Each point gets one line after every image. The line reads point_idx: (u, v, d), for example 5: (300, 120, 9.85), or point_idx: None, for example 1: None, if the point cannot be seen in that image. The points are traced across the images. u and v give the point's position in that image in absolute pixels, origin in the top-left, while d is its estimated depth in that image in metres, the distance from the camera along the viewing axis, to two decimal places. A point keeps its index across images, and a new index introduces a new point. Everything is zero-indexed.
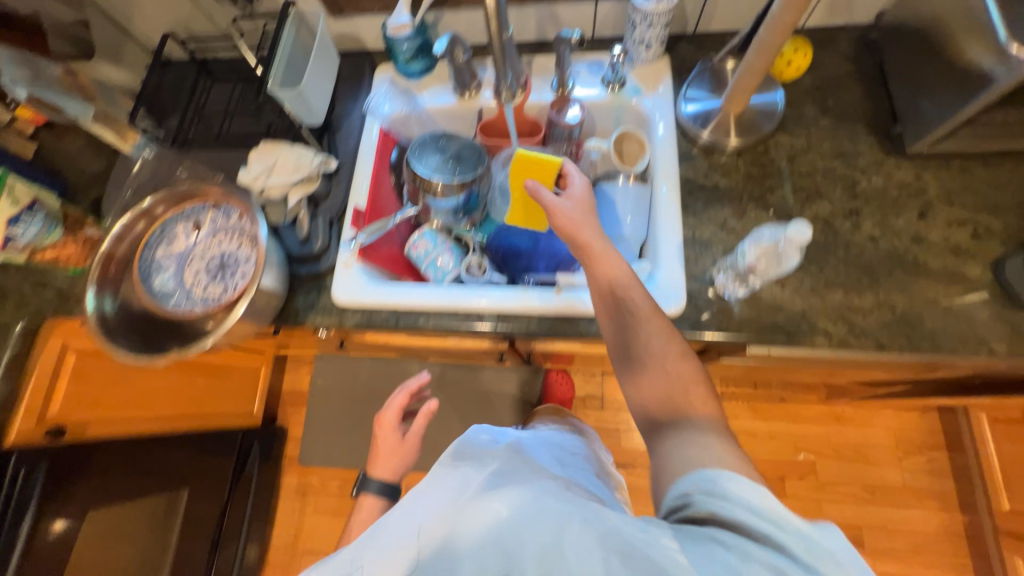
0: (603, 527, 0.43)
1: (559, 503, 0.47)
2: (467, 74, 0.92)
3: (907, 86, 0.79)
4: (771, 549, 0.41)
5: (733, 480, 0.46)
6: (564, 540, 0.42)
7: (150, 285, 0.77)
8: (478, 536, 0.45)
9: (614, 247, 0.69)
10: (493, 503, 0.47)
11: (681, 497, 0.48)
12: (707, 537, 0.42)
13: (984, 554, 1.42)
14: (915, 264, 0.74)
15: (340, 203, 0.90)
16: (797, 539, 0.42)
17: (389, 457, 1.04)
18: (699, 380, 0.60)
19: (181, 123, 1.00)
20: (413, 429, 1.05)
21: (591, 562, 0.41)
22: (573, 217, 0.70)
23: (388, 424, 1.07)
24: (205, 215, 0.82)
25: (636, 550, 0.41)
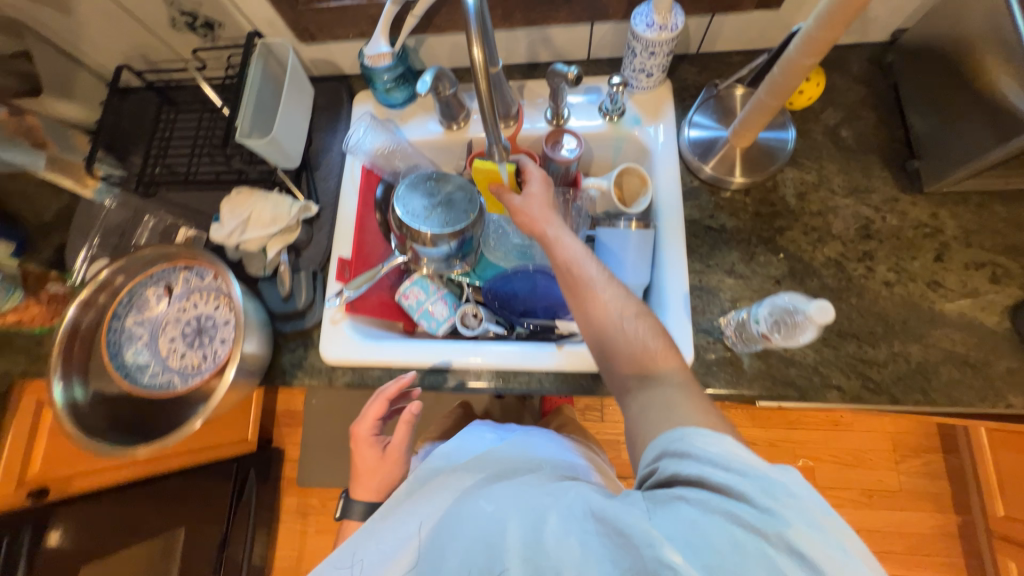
0: (579, 510, 0.46)
1: (541, 494, 0.50)
2: (455, 106, 0.85)
3: (926, 118, 0.74)
4: (737, 501, 0.41)
5: (695, 436, 0.45)
6: (542, 527, 0.45)
7: (119, 359, 0.71)
8: (467, 534, 0.50)
9: (569, 231, 0.63)
10: (481, 505, 0.53)
11: (649, 463, 0.47)
12: (672, 498, 0.43)
13: (977, 553, 1.44)
14: (930, 312, 0.71)
15: (324, 252, 0.84)
16: (762, 486, 0.41)
17: (373, 476, 0.88)
18: (660, 335, 0.56)
19: (145, 162, 0.90)
20: (395, 444, 0.87)
21: (568, 548, 0.43)
22: (532, 214, 0.64)
23: (366, 439, 0.87)
24: (177, 276, 0.75)
25: (613, 530, 0.43)
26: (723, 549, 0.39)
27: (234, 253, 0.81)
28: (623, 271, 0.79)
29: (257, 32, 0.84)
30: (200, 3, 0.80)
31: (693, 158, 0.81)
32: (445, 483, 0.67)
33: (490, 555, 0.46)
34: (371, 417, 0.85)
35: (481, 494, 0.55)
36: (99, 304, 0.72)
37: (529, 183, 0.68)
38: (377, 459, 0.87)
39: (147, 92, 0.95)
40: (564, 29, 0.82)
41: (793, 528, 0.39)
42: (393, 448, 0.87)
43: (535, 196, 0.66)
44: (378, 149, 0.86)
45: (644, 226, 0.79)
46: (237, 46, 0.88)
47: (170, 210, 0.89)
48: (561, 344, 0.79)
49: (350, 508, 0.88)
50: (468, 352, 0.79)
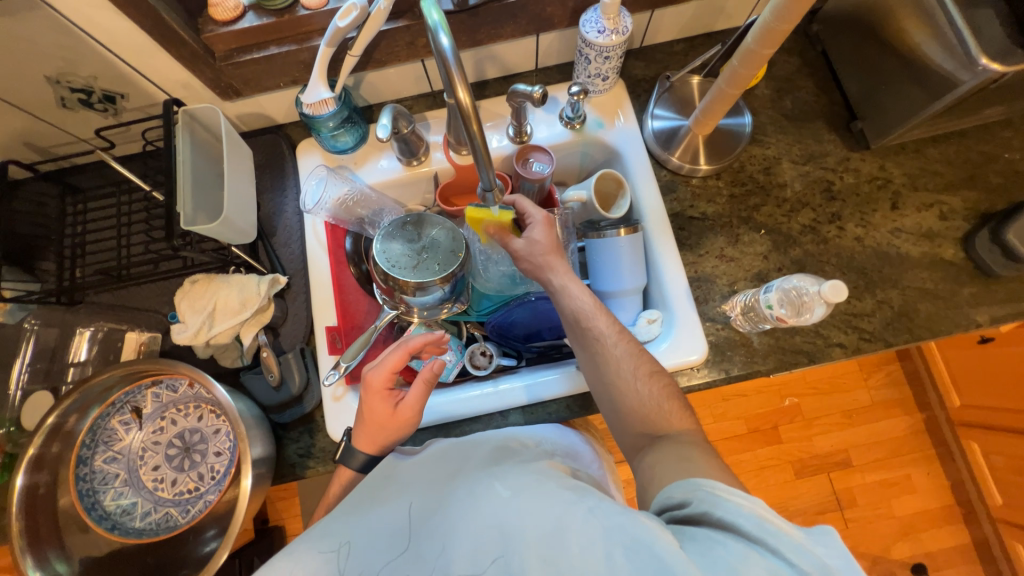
0: (609, 522, 0.44)
1: (566, 496, 0.49)
2: (414, 141, 0.80)
3: (860, 82, 0.80)
4: (775, 560, 0.39)
5: (732, 493, 0.45)
6: (568, 530, 0.44)
7: (99, 509, 0.61)
8: (480, 520, 0.49)
9: (580, 280, 0.68)
10: (498, 491, 0.52)
11: (680, 496, 0.47)
12: (708, 539, 0.41)
13: (944, 441, 1.57)
14: (900, 256, 0.78)
15: (306, 325, 0.77)
16: (805, 559, 0.39)
17: (378, 433, 0.66)
18: (672, 397, 0.60)
19: (61, 267, 0.77)
20: (414, 401, 0.65)
21: (594, 556, 0.42)
22: (536, 262, 0.68)
23: (377, 391, 0.65)
24: (143, 396, 0.66)
25: (644, 549, 0.41)
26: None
27: (204, 351, 0.72)
28: (621, 277, 0.78)
29: (171, 98, 0.74)
30: (94, 76, 0.68)
31: (659, 151, 0.83)
32: (447, 467, 0.62)
33: (505, 547, 0.46)
34: (389, 366, 0.65)
35: (499, 479, 0.54)
36: (55, 452, 0.60)
37: (532, 228, 0.70)
38: (386, 416, 0.65)
39: (43, 184, 0.80)
40: (509, 44, 0.80)
41: None
42: (411, 408, 0.65)
43: (539, 243, 0.69)
44: (338, 201, 0.79)
45: (632, 230, 0.78)
46: (147, 115, 0.77)
47: (108, 316, 0.77)
48: (576, 365, 0.78)
49: (348, 459, 0.67)
50: (488, 395, 0.76)
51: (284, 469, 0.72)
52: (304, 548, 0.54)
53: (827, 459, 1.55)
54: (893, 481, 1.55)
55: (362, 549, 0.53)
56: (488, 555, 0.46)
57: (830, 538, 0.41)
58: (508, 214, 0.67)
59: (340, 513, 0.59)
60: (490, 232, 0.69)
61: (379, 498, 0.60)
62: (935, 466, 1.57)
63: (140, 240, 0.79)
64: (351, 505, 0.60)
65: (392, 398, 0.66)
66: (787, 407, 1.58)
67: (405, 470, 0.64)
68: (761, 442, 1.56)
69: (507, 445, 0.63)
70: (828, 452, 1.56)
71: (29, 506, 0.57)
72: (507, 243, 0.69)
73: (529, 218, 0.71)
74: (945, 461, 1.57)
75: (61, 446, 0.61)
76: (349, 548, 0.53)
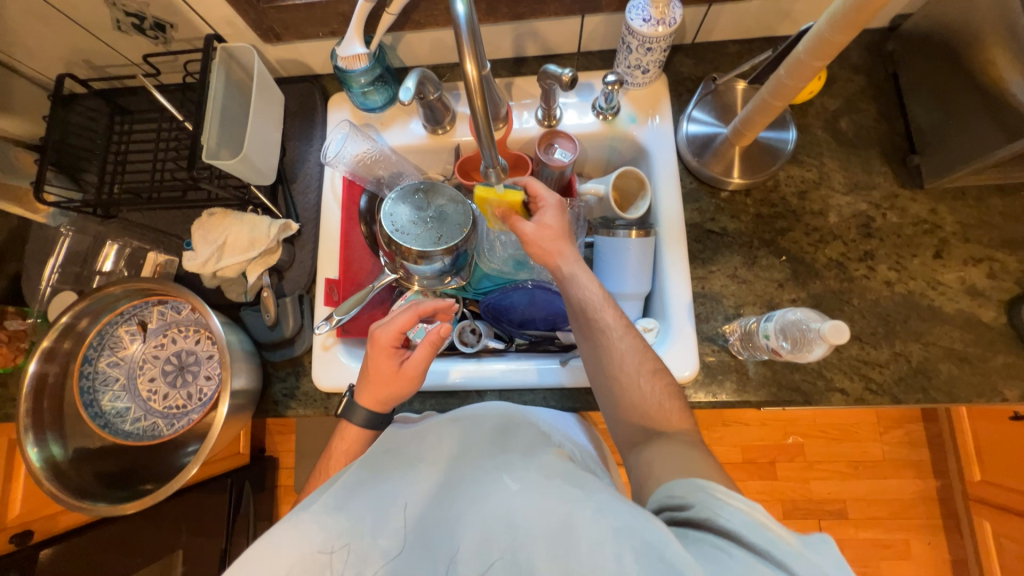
0: (618, 522, 0.43)
1: (574, 492, 0.49)
2: (439, 109, 0.80)
3: (928, 113, 0.73)
4: (781, 572, 0.38)
5: (733, 496, 0.44)
6: (579, 532, 0.44)
7: (95, 407, 0.67)
8: (490, 509, 0.50)
9: (586, 266, 0.65)
10: (507, 483, 0.52)
11: (682, 496, 0.47)
12: (707, 545, 0.41)
13: (954, 514, 1.47)
14: (930, 309, 0.72)
15: (309, 274, 0.80)
16: (810, 571, 0.38)
17: (381, 390, 0.67)
18: (674, 397, 0.60)
19: (101, 180, 0.82)
20: (417, 362, 0.66)
21: (603, 556, 0.42)
22: (547, 249, 0.65)
23: (384, 348, 0.66)
24: (150, 312, 0.71)
25: (655, 553, 0.40)
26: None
27: (211, 281, 0.77)
28: (623, 280, 0.76)
29: (216, 34, 0.76)
30: (146, 2, 0.71)
31: (690, 157, 0.78)
32: (448, 449, 0.60)
33: (514, 541, 0.47)
34: (398, 325, 0.65)
35: (506, 469, 0.55)
36: (66, 347, 0.66)
37: (543, 210, 0.68)
38: (390, 374, 0.66)
39: (96, 101, 0.85)
40: (552, 22, 0.77)
41: None
42: (413, 368, 0.66)
43: (550, 227, 0.66)
44: (358, 158, 0.79)
45: (645, 234, 0.75)
46: (193, 48, 0.79)
47: (133, 233, 0.82)
48: (562, 359, 0.77)
49: (350, 413, 0.67)
50: (467, 370, 0.77)
51: (267, 403, 0.76)
52: (310, 522, 0.51)
53: (821, 505, 1.49)
54: (888, 542, 1.47)
55: (376, 539, 0.51)
56: (496, 543, 0.48)
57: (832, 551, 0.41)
58: (515, 194, 0.67)
59: (340, 485, 0.56)
60: (497, 216, 0.68)
61: (380, 476, 0.57)
62: (939, 537, 1.47)
63: (173, 166, 0.83)
64: (350, 479, 0.57)
65: (397, 356, 0.67)
66: (788, 444, 1.51)
67: (405, 447, 0.62)
68: (754, 474, 1.51)
69: (506, 422, 0.63)
70: (824, 499, 1.49)
71: (39, 391, 0.64)
72: (516, 226, 0.66)
73: (543, 201, 0.69)
74: (951, 534, 1.47)
75: (72, 344, 0.67)
76: (359, 531, 0.51)
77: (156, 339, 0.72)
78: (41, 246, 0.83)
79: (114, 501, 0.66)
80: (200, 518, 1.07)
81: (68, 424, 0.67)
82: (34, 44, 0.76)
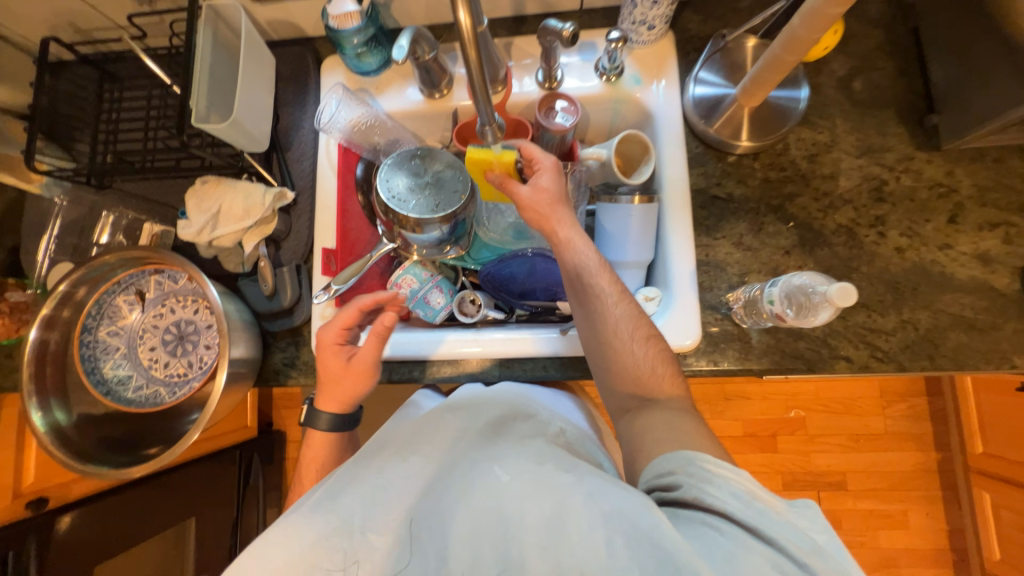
0: (609, 507, 0.44)
1: (564, 479, 0.49)
2: (436, 71, 0.77)
3: (951, 68, 0.69)
4: (774, 547, 0.40)
5: (721, 467, 0.46)
6: (569, 522, 0.45)
7: (97, 375, 0.68)
8: (480, 501, 0.50)
9: (583, 233, 0.64)
10: (497, 474, 0.52)
11: (671, 478, 0.47)
12: (701, 523, 0.43)
13: (954, 485, 1.48)
14: (941, 277, 0.70)
15: (306, 245, 0.78)
16: (798, 540, 0.40)
17: (337, 388, 0.70)
18: (666, 362, 0.60)
19: (92, 149, 0.80)
20: (363, 355, 0.68)
21: (594, 543, 0.43)
22: (542, 211, 0.64)
23: (329, 347, 0.69)
24: (146, 282, 0.71)
25: (646, 538, 0.41)
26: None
27: (207, 251, 0.76)
28: (624, 248, 0.75)
29: None
30: None
31: (697, 120, 0.75)
32: (440, 437, 0.59)
33: (505, 533, 0.47)
34: (339, 322, 0.68)
35: (495, 460, 0.54)
36: (66, 315, 0.66)
37: (539, 174, 0.65)
38: (340, 370, 0.69)
39: (84, 68, 0.83)
40: None
41: None
42: (362, 361, 0.69)
43: (547, 190, 0.64)
44: (353, 123, 0.77)
45: (648, 199, 0.73)
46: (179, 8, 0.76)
47: (128, 204, 0.81)
48: (562, 328, 0.76)
49: (313, 421, 0.71)
50: (469, 342, 0.75)
51: (268, 373, 0.76)
52: (301, 522, 0.50)
53: (822, 477, 1.50)
54: (887, 513, 1.49)
55: (365, 533, 0.49)
56: (489, 536, 0.47)
57: (813, 514, 0.44)
58: (510, 155, 0.65)
59: (328, 484, 0.55)
60: (493, 180, 0.65)
61: (368, 471, 0.55)
62: (937, 508, 1.49)
63: (165, 134, 0.81)
64: (339, 478, 0.55)
65: (343, 352, 0.70)
66: (790, 418, 1.52)
67: (396, 440, 0.61)
68: (755, 447, 1.52)
69: (504, 413, 0.63)
70: (824, 471, 1.50)
71: (40, 358, 0.65)
72: (511, 190, 0.64)
73: (538, 163, 0.66)
74: (949, 506, 1.48)
75: (72, 313, 0.67)
76: (348, 527, 0.49)
77: (155, 309, 0.72)
78: (37, 217, 0.82)
79: (118, 466, 0.67)
80: (210, 487, 1.10)
81: (72, 392, 0.68)
82: (15, 5, 0.73)
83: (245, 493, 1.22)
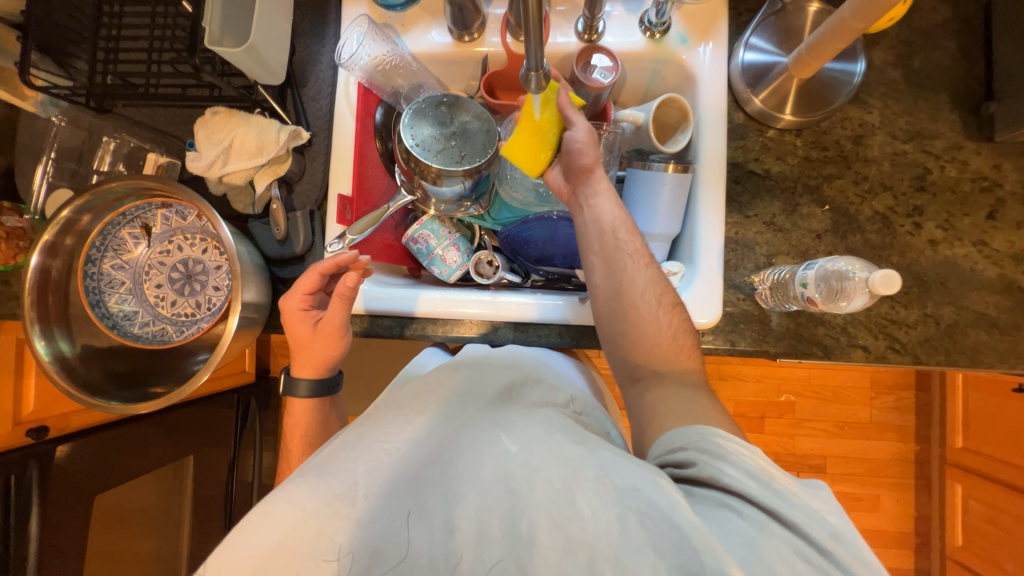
0: (622, 483, 0.44)
1: (575, 451, 0.48)
2: (469, 11, 0.71)
3: (1018, 53, 0.65)
4: (794, 532, 0.41)
5: (734, 443, 0.46)
6: (579, 495, 0.44)
7: (101, 308, 0.67)
8: (487, 472, 0.48)
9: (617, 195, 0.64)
10: (505, 444, 0.51)
11: (681, 458, 0.47)
12: (720, 505, 0.43)
13: (927, 476, 1.54)
14: (970, 273, 0.68)
15: (320, 188, 0.75)
16: (820, 526, 0.41)
17: (309, 352, 0.70)
18: (686, 330, 0.60)
19: (91, 67, 0.73)
20: (329, 318, 0.67)
21: (606, 520, 0.42)
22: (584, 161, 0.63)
23: (293, 314, 0.68)
24: (153, 216, 0.69)
25: (664, 520, 0.41)
26: (778, 570, 0.38)
27: (217, 188, 0.72)
28: (652, 218, 0.73)
29: None
30: None
31: (742, 87, 0.71)
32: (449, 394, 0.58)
33: (513, 503, 0.46)
34: (301, 288, 0.67)
35: (503, 429, 0.53)
36: (69, 244, 0.64)
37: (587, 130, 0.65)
38: (308, 335, 0.69)
39: None
40: None
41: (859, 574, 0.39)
42: (328, 324, 0.68)
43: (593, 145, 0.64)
44: (376, 61, 0.72)
45: (683, 168, 0.70)
46: None
47: (129, 131, 0.76)
48: (581, 296, 0.74)
49: (294, 389, 0.73)
50: (483, 304, 0.73)
51: (276, 322, 0.74)
52: (305, 487, 0.47)
53: (804, 460, 1.54)
54: (860, 496, 1.55)
55: (366, 497, 0.47)
56: (495, 509, 0.46)
57: (823, 494, 0.44)
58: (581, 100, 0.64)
59: (334, 446, 0.53)
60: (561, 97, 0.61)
61: (370, 435, 0.53)
62: (908, 495, 1.55)
63: (172, 58, 0.75)
64: (344, 440, 0.54)
65: (309, 317, 0.69)
66: (780, 401, 1.55)
67: (399, 402, 0.60)
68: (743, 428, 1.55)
69: (513, 378, 0.62)
70: (807, 454, 1.54)
71: (42, 285, 0.62)
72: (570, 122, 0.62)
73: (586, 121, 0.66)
74: (920, 494, 1.55)
75: (74, 242, 0.65)
76: (353, 492, 0.47)
77: (161, 245, 0.71)
78: (30, 139, 0.76)
79: (125, 401, 0.67)
80: (210, 428, 1.11)
81: (74, 322, 0.66)
82: None
83: (242, 436, 1.23)
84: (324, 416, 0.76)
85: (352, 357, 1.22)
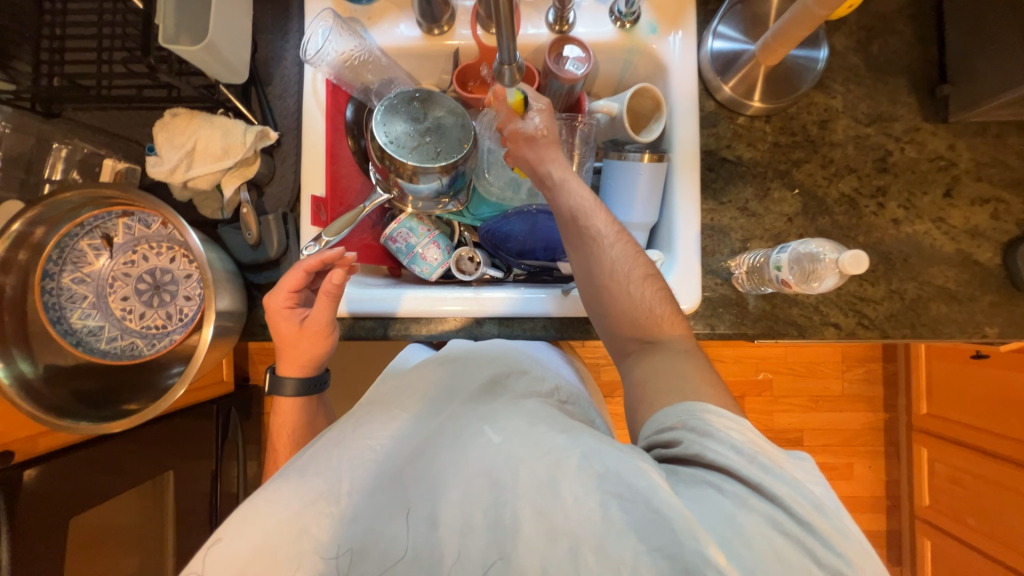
0: (603, 469, 0.44)
1: (559, 440, 0.48)
2: (438, 4, 0.70)
3: (968, 37, 0.68)
4: (774, 505, 0.42)
5: (720, 419, 0.47)
6: (561, 483, 0.44)
7: (63, 325, 0.63)
8: (473, 465, 0.49)
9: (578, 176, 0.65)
10: (489, 436, 0.51)
11: (667, 437, 0.49)
12: (702, 481, 0.44)
13: (896, 442, 1.62)
14: (930, 249, 0.72)
15: (292, 189, 0.73)
16: (800, 497, 0.42)
17: (295, 351, 0.68)
18: (665, 300, 0.60)
19: (36, 69, 0.69)
20: (316, 316, 0.66)
21: (588, 505, 0.43)
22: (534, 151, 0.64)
23: (279, 311, 0.67)
24: (114, 226, 0.66)
25: (642, 501, 0.42)
26: (755, 542, 0.40)
27: (182, 193, 0.69)
28: (630, 208, 0.73)
29: None
30: None
31: (712, 75, 0.72)
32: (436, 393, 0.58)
33: (497, 495, 0.46)
34: (285, 286, 0.65)
35: (487, 421, 0.53)
36: (23, 259, 0.60)
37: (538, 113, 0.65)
38: (294, 334, 0.67)
39: None
40: None
41: (837, 543, 0.40)
42: (315, 323, 0.66)
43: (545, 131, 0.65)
44: (343, 57, 0.70)
45: (658, 158, 0.70)
46: None
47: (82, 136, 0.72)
48: (564, 289, 0.74)
49: (279, 388, 0.71)
50: (465, 300, 0.73)
51: (253, 329, 0.72)
52: (289, 487, 0.47)
53: (783, 435, 1.60)
54: (836, 465, 1.62)
55: (352, 496, 0.47)
56: (479, 501, 0.46)
57: (807, 468, 0.46)
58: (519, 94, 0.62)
59: (317, 447, 0.53)
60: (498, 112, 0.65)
61: (354, 433, 0.54)
62: (880, 462, 1.63)
63: (125, 57, 0.71)
64: (331, 439, 0.54)
65: (296, 315, 0.67)
66: (758, 379, 1.60)
67: (383, 399, 0.60)
68: None
69: (498, 371, 0.62)
70: (785, 429, 1.60)
71: None
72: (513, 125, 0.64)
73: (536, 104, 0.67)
74: (890, 460, 1.63)
75: (29, 256, 0.61)
76: (336, 490, 0.47)
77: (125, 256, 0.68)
78: None
79: (96, 420, 0.63)
80: (189, 441, 1.07)
81: (35, 341, 0.63)
82: None
83: (223, 447, 1.20)
84: (311, 415, 0.74)
85: (333, 361, 1.20)
